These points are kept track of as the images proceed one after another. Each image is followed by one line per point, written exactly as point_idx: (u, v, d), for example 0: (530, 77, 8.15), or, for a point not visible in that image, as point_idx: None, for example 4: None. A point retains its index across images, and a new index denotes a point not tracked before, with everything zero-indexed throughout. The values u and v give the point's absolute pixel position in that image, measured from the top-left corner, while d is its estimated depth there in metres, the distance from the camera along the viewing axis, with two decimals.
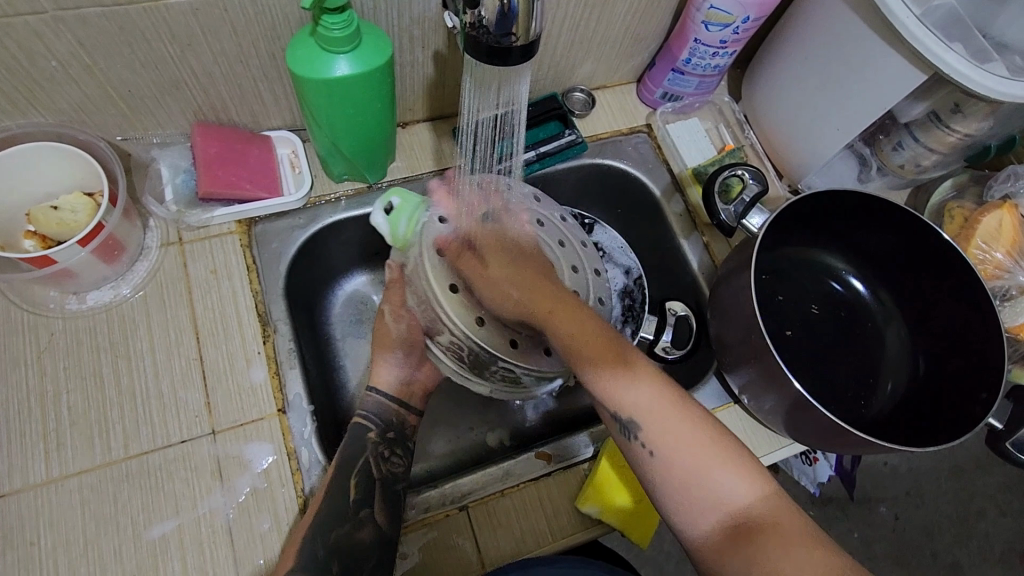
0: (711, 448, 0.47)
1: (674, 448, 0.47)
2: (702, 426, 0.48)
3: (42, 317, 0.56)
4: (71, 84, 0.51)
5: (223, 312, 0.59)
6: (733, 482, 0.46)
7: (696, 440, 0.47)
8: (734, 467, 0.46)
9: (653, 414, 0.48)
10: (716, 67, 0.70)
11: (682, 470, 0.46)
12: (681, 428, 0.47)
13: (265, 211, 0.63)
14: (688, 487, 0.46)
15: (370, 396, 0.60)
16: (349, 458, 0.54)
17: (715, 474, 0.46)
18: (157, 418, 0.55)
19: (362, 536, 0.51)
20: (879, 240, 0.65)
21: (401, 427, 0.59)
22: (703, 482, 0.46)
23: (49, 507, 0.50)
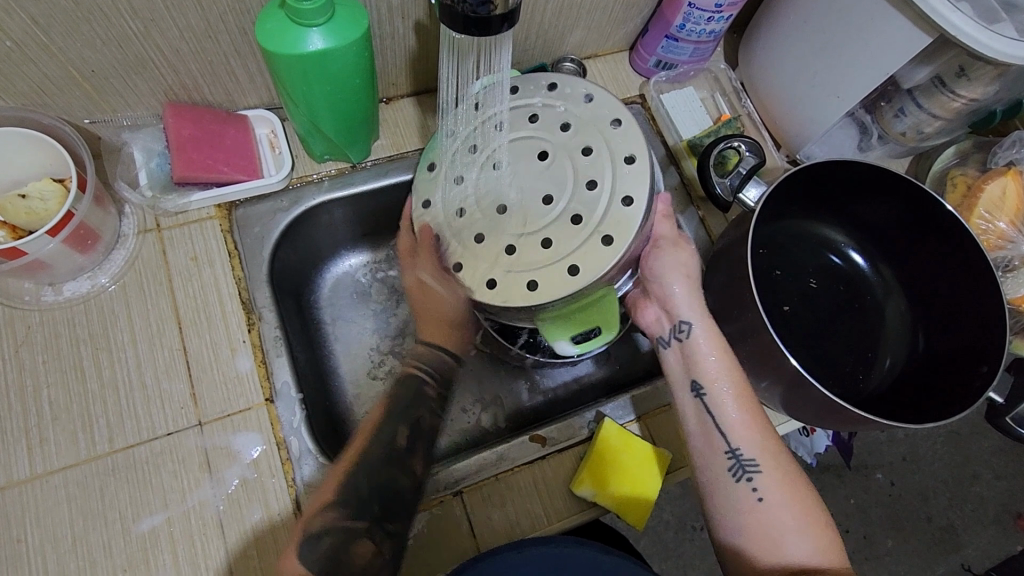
0: (805, 510, 0.49)
1: (777, 508, 0.48)
2: (788, 479, 0.49)
3: (17, 310, 0.54)
4: (29, 65, 0.48)
5: (205, 300, 0.58)
6: (801, 539, 0.48)
7: (797, 503, 0.49)
8: (819, 531, 0.48)
9: (778, 473, 0.49)
10: (712, 33, 0.67)
11: (769, 515, 0.48)
12: (785, 484, 0.49)
13: (244, 195, 0.61)
14: (763, 527, 0.48)
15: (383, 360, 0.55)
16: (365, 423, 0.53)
17: (790, 527, 0.48)
18: (142, 410, 0.53)
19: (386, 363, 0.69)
20: (880, 212, 0.63)
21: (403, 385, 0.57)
22: (779, 535, 0.48)
23: (35, 503, 0.50)
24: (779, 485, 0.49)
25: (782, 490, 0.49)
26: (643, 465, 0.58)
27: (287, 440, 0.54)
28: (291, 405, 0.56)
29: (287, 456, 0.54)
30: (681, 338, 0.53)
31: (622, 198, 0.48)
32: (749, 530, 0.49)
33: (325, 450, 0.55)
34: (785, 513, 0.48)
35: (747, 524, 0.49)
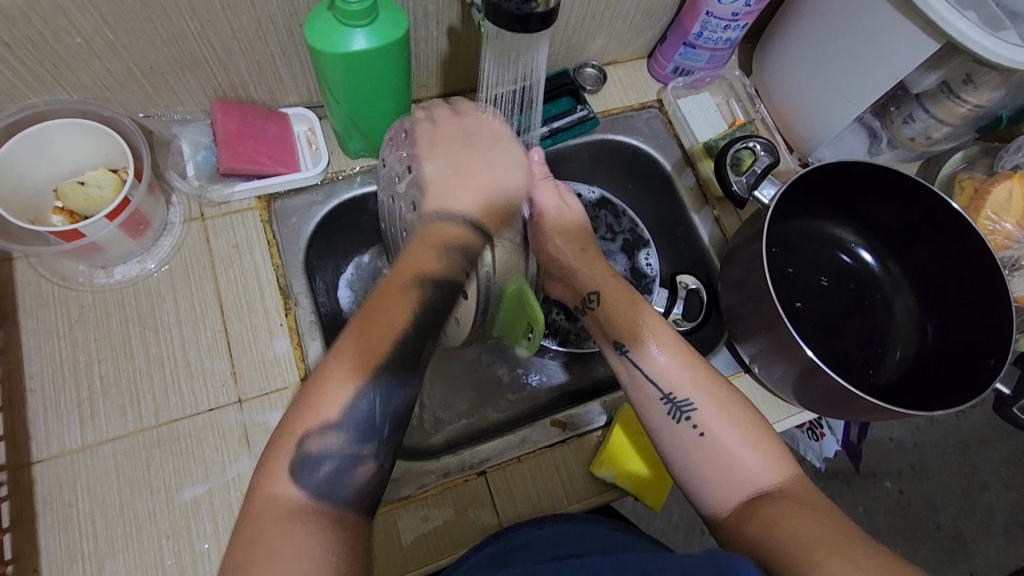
0: (749, 431, 0.49)
1: (721, 432, 0.49)
2: (728, 406, 0.50)
3: (71, 290, 0.58)
4: (95, 61, 0.52)
5: (246, 285, 0.61)
6: (750, 455, 0.48)
7: (736, 424, 0.49)
8: (767, 448, 0.49)
9: (714, 400, 0.51)
10: (728, 40, 0.70)
11: (711, 441, 0.49)
12: (721, 408, 0.50)
13: (284, 187, 0.64)
14: (703, 451, 0.49)
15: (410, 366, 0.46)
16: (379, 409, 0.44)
17: (738, 447, 0.48)
18: (185, 386, 0.56)
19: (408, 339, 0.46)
20: (888, 211, 0.66)
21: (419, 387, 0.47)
22: (729, 456, 0.48)
23: (86, 471, 0.52)
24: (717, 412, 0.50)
25: (720, 416, 0.50)
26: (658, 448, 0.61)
27: (336, 427, 0.43)
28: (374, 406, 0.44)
29: (316, 442, 0.42)
30: (593, 307, 0.57)
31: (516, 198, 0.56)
32: (699, 458, 0.49)
33: (376, 454, 0.44)
34: (727, 434, 0.49)
35: (693, 452, 0.49)
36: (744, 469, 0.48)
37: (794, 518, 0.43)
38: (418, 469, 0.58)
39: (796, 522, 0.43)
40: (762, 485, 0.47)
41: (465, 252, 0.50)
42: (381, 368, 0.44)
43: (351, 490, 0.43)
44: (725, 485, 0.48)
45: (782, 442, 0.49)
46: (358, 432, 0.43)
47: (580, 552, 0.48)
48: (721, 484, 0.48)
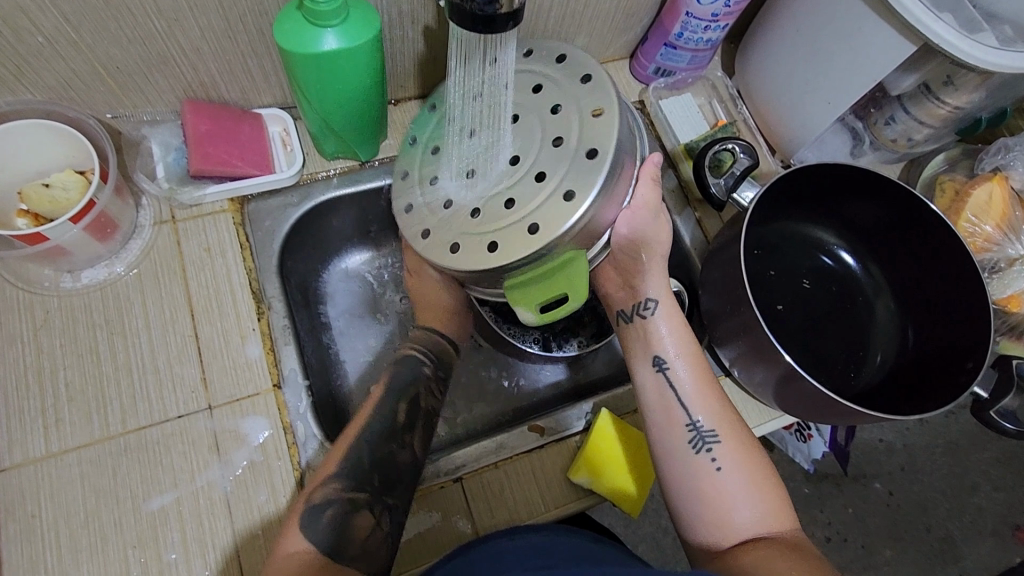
0: (756, 477, 0.50)
1: (727, 474, 0.50)
2: (744, 449, 0.51)
3: (36, 295, 0.56)
4: (57, 60, 0.50)
5: (218, 289, 0.60)
6: (750, 501, 0.49)
7: (745, 472, 0.50)
8: (768, 496, 0.49)
9: (726, 441, 0.51)
10: (709, 41, 0.69)
11: (721, 478, 0.50)
12: (733, 449, 0.51)
13: (258, 189, 0.63)
14: (709, 484, 0.50)
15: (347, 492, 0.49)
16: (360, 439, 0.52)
17: (743, 489, 0.49)
18: (154, 392, 0.55)
19: (401, 458, 0.52)
20: (869, 213, 0.65)
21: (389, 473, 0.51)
22: (730, 495, 0.49)
23: (49, 480, 0.51)
24: (725, 453, 0.51)
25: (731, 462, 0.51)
26: (636, 453, 0.60)
27: (336, 480, 0.49)
28: (361, 456, 0.51)
29: (320, 495, 0.48)
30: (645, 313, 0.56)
31: (587, 150, 0.45)
32: (704, 495, 0.49)
33: (373, 500, 0.50)
34: (739, 477, 0.50)
35: (697, 489, 0.50)
36: (743, 510, 0.48)
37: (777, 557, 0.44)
38: None
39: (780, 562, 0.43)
40: (756, 528, 0.48)
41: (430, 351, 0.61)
42: (372, 433, 0.52)
43: (352, 540, 0.47)
44: (717, 520, 0.48)
45: (783, 492, 0.50)
46: (351, 481, 0.49)
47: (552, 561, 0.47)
48: (713, 519, 0.49)
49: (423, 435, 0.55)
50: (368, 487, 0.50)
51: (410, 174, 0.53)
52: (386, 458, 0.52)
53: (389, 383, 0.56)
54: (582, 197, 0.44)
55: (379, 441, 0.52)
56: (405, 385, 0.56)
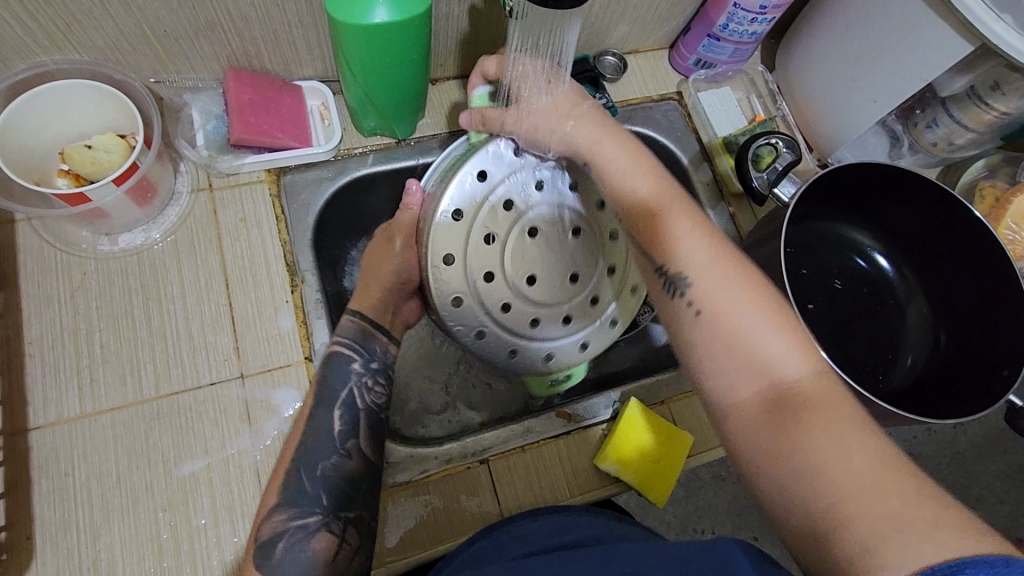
0: (777, 325, 0.44)
1: (749, 331, 0.44)
2: (760, 305, 0.45)
3: (74, 256, 0.56)
4: (108, 21, 0.50)
5: (252, 260, 0.60)
6: (787, 356, 0.43)
7: (766, 329, 0.44)
8: (800, 351, 0.43)
9: (734, 296, 0.45)
10: (753, 33, 0.69)
11: (745, 344, 0.44)
12: (748, 300, 0.45)
13: (296, 161, 0.63)
14: (731, 351, 0.44)
15: (292, 522, 0.46)
16: (308, 456, 0.49)
17: (766, 343, 0.43)
18: (187, 359, 0.55)
19: (351, 468, 0.50)
20: (907, 214, 0.65)
21: (347, 492, 0.49)
22: (757, 353, 0.43)
23: (83, 440, 0.52)
24: (738, 310, 0.45)
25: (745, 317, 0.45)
26: (662, 443, 0.60)
27: (279, 510, 0.47)
28: (300, 477, 0.48)
29: (268, 529, 0.46)
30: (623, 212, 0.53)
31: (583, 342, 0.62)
32: (727, 356, 0.44)
33: (324, 520, 0.47)
34: (763, 335, 0.43)
35: (714, 343, 0.45)
36: (772, 366, 0.43)
37: (816, 432, 0.39)
38: (418, 455, 0.57)
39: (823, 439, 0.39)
40: (785, 380, 0.42)
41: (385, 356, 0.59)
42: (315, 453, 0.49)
43: (312, 564, 0.45)
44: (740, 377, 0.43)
45: (807, 329, 0.45)
46: (296, 504, 0.47)
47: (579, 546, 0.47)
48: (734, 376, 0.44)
49: (371, 443, 0.52)
50: (321, 508, 0.48)
51: (488, 184, 0.58)
52: (337, 474, 0.49)
53: (346, 395, 0.53)
54: (600, 303, 0.62)
55: (308, 455, 0.49)
56: (347, 396, 0.53)
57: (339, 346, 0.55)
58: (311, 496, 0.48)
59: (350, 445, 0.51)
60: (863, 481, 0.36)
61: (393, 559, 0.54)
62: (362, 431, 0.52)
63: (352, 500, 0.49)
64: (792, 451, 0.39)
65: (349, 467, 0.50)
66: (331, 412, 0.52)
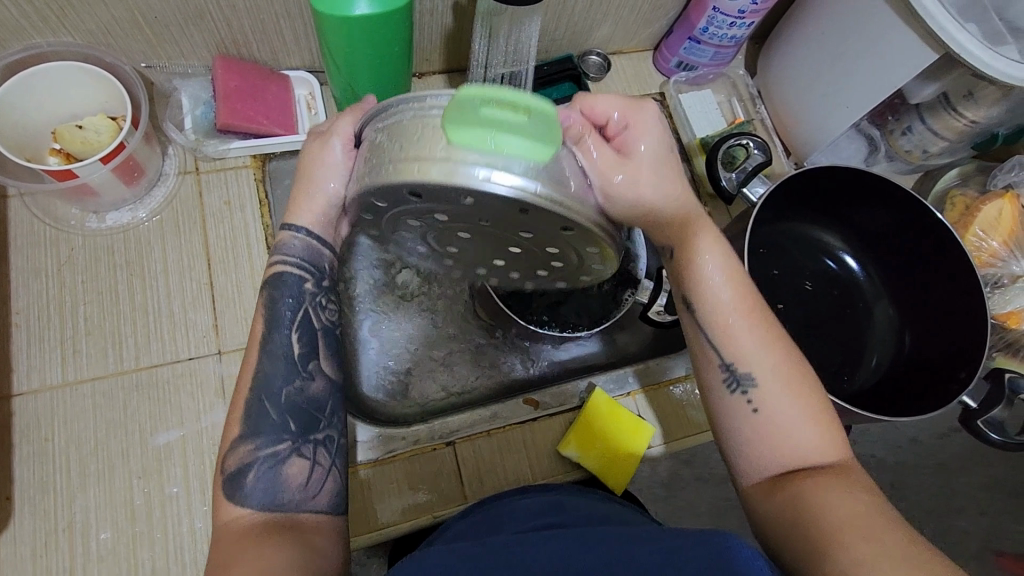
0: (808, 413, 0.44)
1: (774, 405, 0.44)
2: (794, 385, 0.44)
3: (62, 232, 0.59)
4: (100, 7, 0.52)
5: (234, 241, 0.62)
6: (809, 433, 0.43)
7: (792, 403, 0.44)
8: (819, 426, 0.43)
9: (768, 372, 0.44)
10: (733, 38, 0.70)
11: (773, 423, 0.44)
12: (778, 374, 0.45)
13: (280, 148, 0.65)
14: (761, 430, 0.44)
15: (261, 451, 0.42)
16: (262, 387, 0.44)
17: (789, 418, 0.43)
18: (168, 334, 0.57)
19: (316, 391, 0.45)
20: (875, 217, 0.66)
21: (319, 411, 0.45)
22: (780, 427, 0.43)
23: (64, 407, 0.54)
24: (762, 379, 0.44)
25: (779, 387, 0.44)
26: (625, 430, 0.62)
27: (243, 441, 0.42)
28: (264, 404, 0.44)
29: (233, 462, 0.42)
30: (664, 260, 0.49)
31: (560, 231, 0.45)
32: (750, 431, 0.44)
33: (294, 446, 0.43)
34: (789, 406, 0.44)
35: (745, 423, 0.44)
36: (791, 434, 0.43)
37: (830, 491, 0.40)
38: (387, 435, 0.59)
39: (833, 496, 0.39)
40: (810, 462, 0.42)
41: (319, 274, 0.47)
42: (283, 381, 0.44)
43: (287, 492, 0.42)
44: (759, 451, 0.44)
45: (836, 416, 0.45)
46: (258, 434, 0.43)
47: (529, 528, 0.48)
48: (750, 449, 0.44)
49: (333, 362, 0.47)
50: (289, 433, 0.44)
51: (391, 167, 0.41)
52: (304, 398, 0.45)
53: (300, 315, 0.46)
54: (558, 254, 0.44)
55: (266, 380, 0.44)
56: (303, 317, 0.46)
57: (284, 265, 0.46)
58: (275, 424, 0.43)
59: (312, 367, 0.46)
60: (871, 530, 0.37)
61: (363, 532, 0.56)
62: (323, 351, 0.46)
63: (319, 418, 0.45)
64: (807, 505, 0.39)
65: (314, 390, 0.45)
66: (289, 333, 0.45)
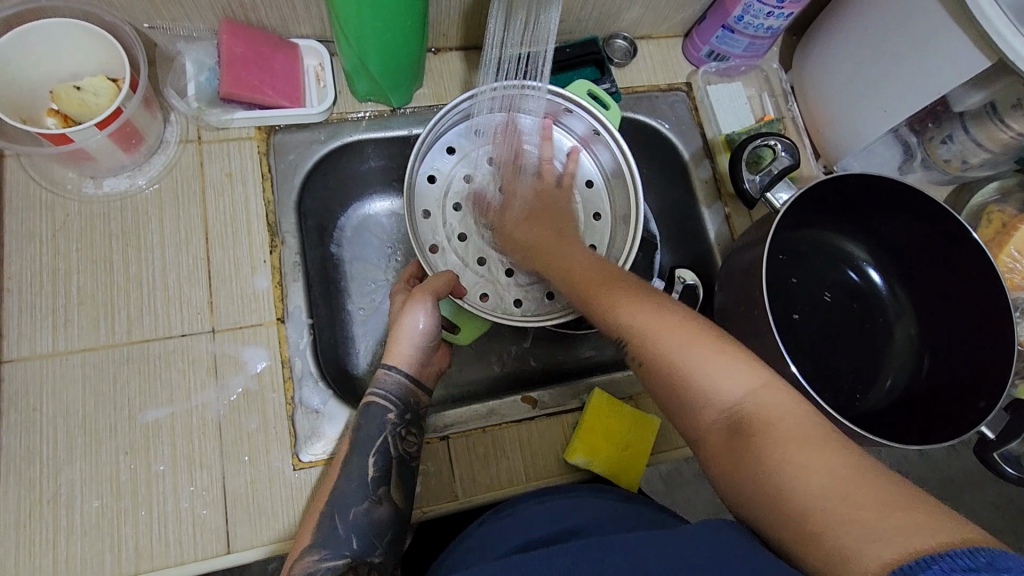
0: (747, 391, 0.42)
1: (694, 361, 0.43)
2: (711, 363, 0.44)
3: (59, 196, 0.57)
4: None
5: (234, 216, 0.60)
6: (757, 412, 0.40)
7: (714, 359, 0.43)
8: (769, 394, 0.41)
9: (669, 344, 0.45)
10: (770, 28, 0.66)
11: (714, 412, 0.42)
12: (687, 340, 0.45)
13: (286, 120, 0.62)
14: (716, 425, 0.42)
15: (320, 561, 0.42)
16: (341, 501, 0.45)
17: (709, 370, 0.43)
18: (161, 309, 0.56)
19: (381, 515, 0.46)
20: (903, 231, 0.62)
21: (382, 533, 0.46)
22: (701, 378, 0.43)
23: (53, 377, 0.53)
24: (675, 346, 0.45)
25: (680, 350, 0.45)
26: (628, 429, 0.60)
27: (310, 551, 0.43)
28: (333, 519, 0.45)
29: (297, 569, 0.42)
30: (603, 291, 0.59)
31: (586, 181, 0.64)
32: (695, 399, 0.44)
33: (353, 565, 0.43)
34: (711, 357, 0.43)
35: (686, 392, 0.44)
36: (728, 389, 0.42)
37: (793, 456, 0.37)
38: None
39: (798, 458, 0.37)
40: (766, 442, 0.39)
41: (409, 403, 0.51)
42: (353, 497, 0.46)
43: None
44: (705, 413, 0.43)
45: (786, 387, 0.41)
46: (324, 546, 0.43)
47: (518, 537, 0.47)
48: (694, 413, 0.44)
49: (402, 493, 0.48)
50: (351, 550, 0.44)
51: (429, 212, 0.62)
52: (370, 521, 0.45)
53: (380, 442, 0.48)
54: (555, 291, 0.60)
55: (341, 498, 0.45)
56: (382, 444, 0.48)
57: (377, 394, 0.50)
58: (341, 538, 0.44)
59: (382, 492, 0.47)
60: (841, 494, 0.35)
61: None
62: (395, 480, 0.48)
63: (382, 542, 0.45)
64: (771, 483, 0.37)
65: (379, 515, 0.46)
66: (368, 456, 0.48)
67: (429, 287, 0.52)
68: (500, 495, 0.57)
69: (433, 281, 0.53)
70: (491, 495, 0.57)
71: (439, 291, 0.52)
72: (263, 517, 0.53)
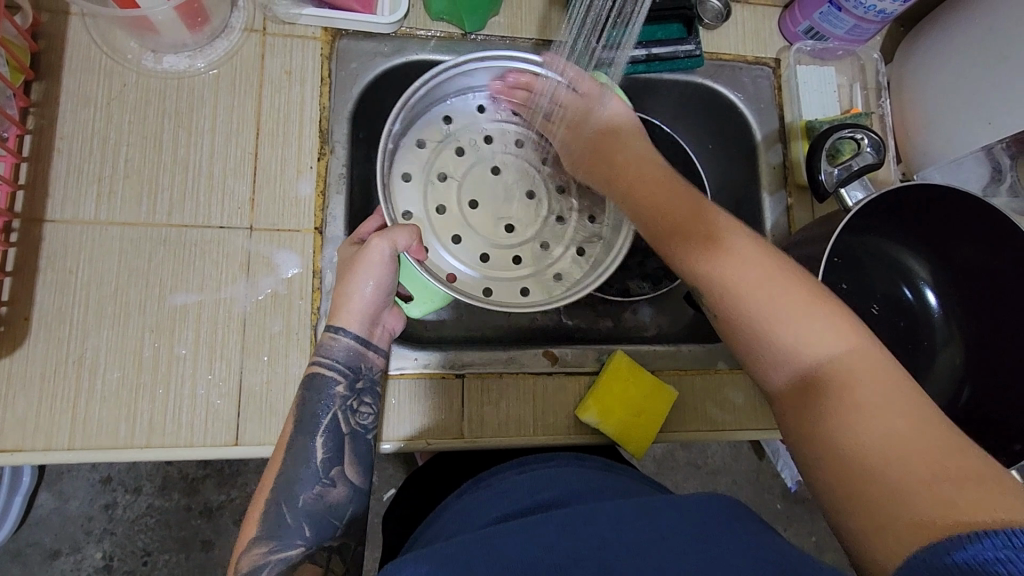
0: (762, 271, 0.43)
1: (779, 311, 0.42)
2: (753, 266, 0.44)
3: (118, 65, 0.56)
4: None
5: (288, 117, 0.58)
6: (811, 327, 0.41)
7: (793, 302, 0.42)
8: (820, 308, 0.41)
9: (757, 333, 0.42)
10: (882, 12, 0.61)
11: (751, 295, 0.43)
12: (749, 352, 0.43)
13: (353, 26, 0.60)
14: (759, 322, 0.42)
15: (260, 549, 0.44)
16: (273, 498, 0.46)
17: (798, 321, 0.41)
18: (204, 197, 0.56)
19: (334, 497, 0.48)
20: (973, 258, 0.58)
21: (338, 527, 0.47)
22: (790, 336, 0.41)
23: (92, 244, 0.53)
24: (758, 295, 0.42)
25: (763, 276, 0.43)
26: (643, 400, 0.59)
27: (257, 543, 0.44)
28: (281, 507, 0.46)
29: (247, 561, 0.44)
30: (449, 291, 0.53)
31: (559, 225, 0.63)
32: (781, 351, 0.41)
33: (307, 552, 0.45)
34: (741, 271, 0.43)
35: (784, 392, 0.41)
36: (810, 342, 0.41)
37: (882, 430, 0.36)
38: (399, 351, 0.58)
39: (892, 443, 0.35)
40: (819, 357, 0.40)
41: (363, 371, 0.52)
42: (292, 482, 0.47)
43: None
44: (779, 351, 0.41)
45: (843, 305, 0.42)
46: (280, 535, 0.45)
47: (503, 495, 0.46)
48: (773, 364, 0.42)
49: (356, 469, 0.50)
50: (305, 538, 0.46)
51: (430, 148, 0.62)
52: (322, 503, 0.47)
53: (331, 420, 0.49)
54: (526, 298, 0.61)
55: (290, 484, 0.47)
56: (332, 422, 0.49)
57: (324, 368, 0.50)
58: (294, 526, 0.46)
59: (334, 474, 0.48)
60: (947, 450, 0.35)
61: None
62: (348, 457, 0.49)
63: (335, 527, 0.47)
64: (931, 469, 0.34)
65: (334, 496, 0.48)
66: (315, 437, 0.48)
67: (387, 238, 0.50)
68: (504, 441, 0.58)
69: (393, 233, 0.50)
70: (496, 439, 0.57)
71: (398, 246, 0.50)
72: (273, 417, 0.54)
